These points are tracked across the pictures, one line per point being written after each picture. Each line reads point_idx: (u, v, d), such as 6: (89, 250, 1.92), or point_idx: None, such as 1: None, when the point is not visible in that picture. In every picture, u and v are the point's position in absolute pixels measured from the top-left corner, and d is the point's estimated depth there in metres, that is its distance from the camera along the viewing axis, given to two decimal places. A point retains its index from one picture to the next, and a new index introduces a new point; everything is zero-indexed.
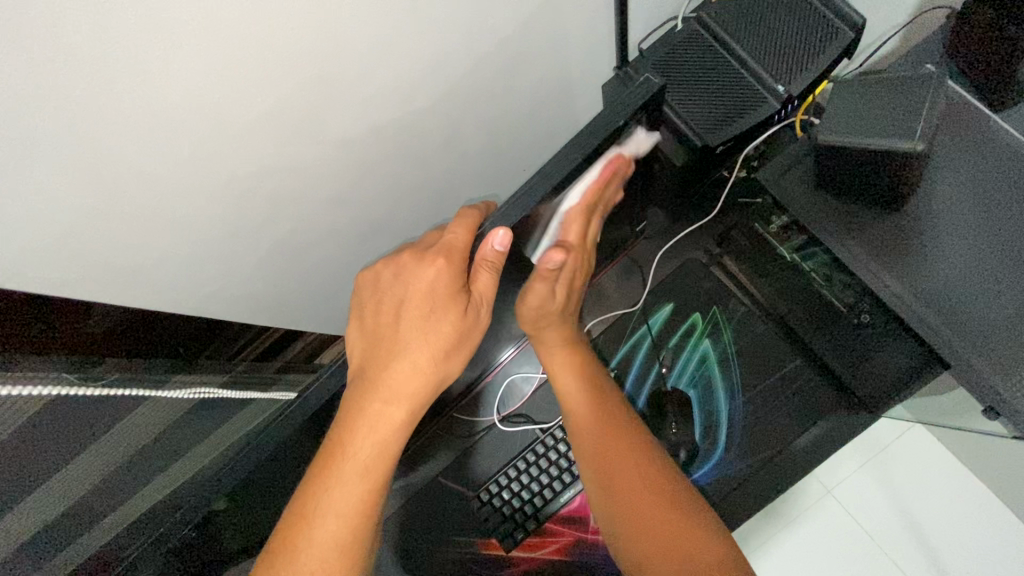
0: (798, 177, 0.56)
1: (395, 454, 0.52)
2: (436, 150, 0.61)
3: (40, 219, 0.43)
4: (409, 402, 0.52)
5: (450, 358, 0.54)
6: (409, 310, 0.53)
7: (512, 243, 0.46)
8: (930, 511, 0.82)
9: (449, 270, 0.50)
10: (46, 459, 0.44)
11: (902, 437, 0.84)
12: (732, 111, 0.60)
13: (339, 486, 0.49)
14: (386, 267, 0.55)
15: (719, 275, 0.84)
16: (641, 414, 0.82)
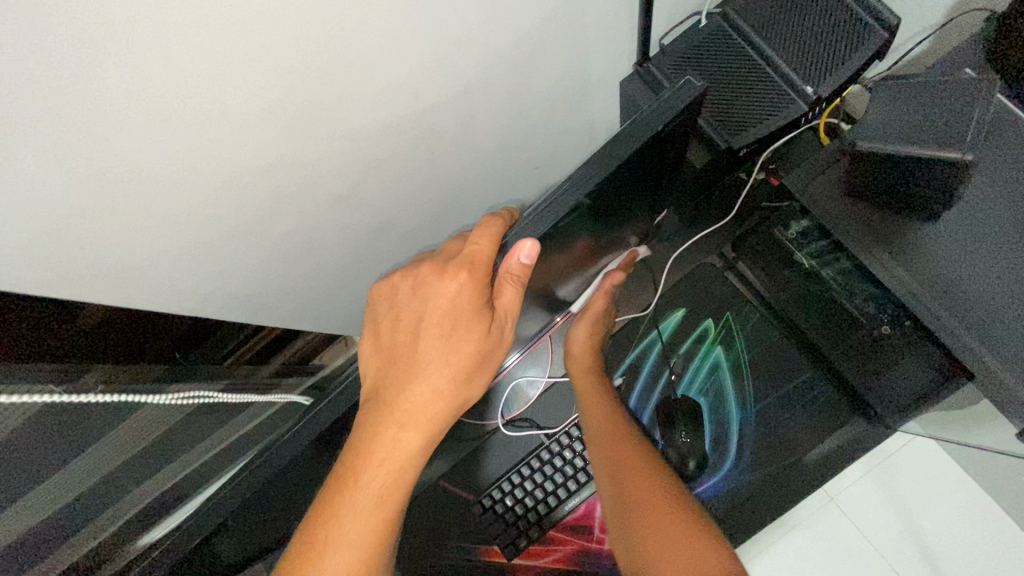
0: (829, 183, 0.53)
1: (411, 481, 0.51)
2: (448, 147, 0.58)
3: (29, 213, 0.40)
4: (426, 428, 0.51)
5: (469, 380, 0.53)
6: (428, 327, 0.50)
7: (540, 255, 0.45)
8: (938, 525, 0.75)
9: (473, 284, 0.48)
10: (44, 462, 0.41)
11: (905, 447, 0.78)
12: (757, 113, 0.58)
13: (354, 515, 0.49)
14: (403, 279, 0.52)
15: (732, 280, 0.81)
16: (650, 422, 0.80)
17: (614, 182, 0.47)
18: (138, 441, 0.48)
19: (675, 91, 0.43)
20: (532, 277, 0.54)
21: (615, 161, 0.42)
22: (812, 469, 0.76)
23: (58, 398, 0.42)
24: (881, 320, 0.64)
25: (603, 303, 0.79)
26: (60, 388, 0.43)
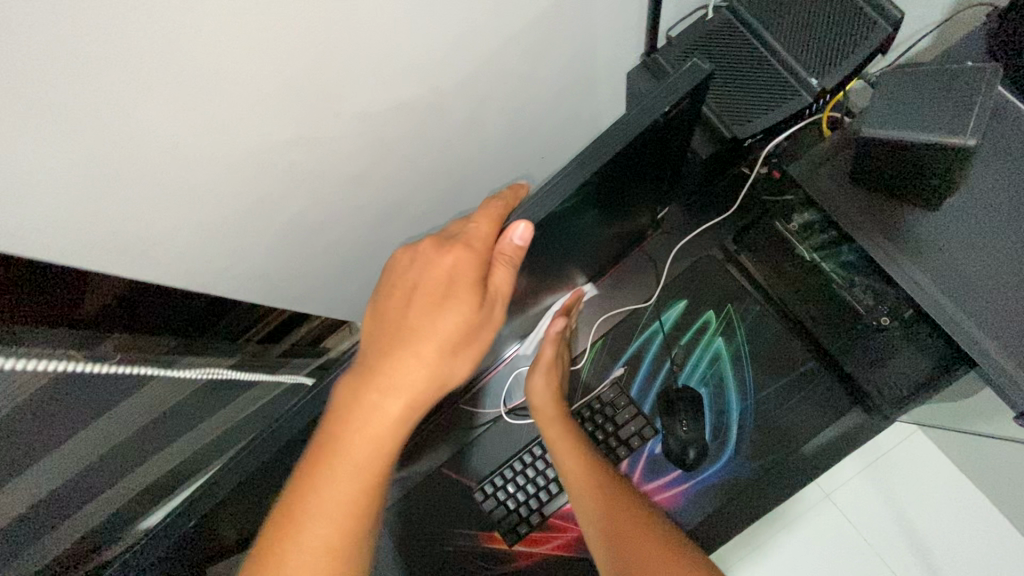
0: (832, 171, 0.54)
1: (391, 454, 0.50)
2: (459, 132, 0.59)
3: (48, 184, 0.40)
4: (407, 396, 0.49)
5: (457, 354, 0.51)
6: (421, 295, 0.49)
7: (533, 238, 0.46)
8: (926, 513, 0.81)
9: (471, 257, 0.48)
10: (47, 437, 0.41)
11: (902, 442, 0.83)
12: (762, 104, 0.59)
13: (332, 486, 0.47)
14: (405, 252, 0.51)
15: (734, 272, 0.83)
16: (651, 411, 0.81)
17: (622, 164, 0.47)
18: (149, 410, 0.49)
19: (685, 73, 0.44)
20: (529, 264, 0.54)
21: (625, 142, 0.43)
22: (810, 459, 0.78)
23: (75, 367, 0.43)
24: (882, 312, 0.66)
25: (552, 350, 0.74)
26: (79, 358, 0.44)
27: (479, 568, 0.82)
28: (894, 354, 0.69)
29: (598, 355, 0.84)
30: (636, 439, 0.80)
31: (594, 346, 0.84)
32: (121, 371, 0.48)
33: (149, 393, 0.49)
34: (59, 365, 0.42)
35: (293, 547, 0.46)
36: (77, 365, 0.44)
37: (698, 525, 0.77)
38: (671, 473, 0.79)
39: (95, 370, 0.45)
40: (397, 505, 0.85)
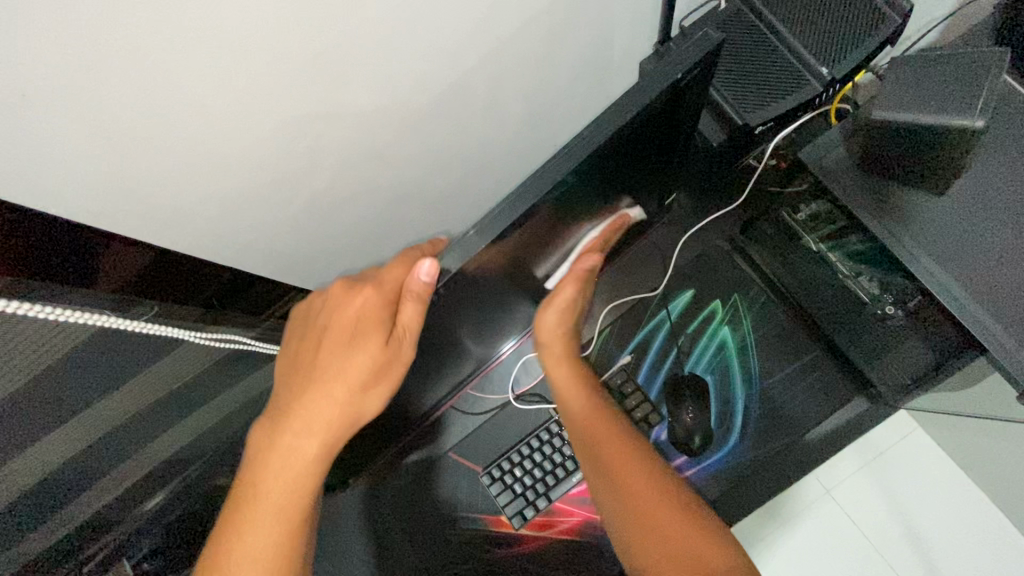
0: (842, 157, 0.55)
1: (311, 489, 0.52)
2: (476, 116, 0.59)
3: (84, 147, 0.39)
4: (322, 433, 0.51)
5: (368, 391, 0.51)
6: (329, 338, 0.50)
7: (443, 271, 0.42)
8: (927, 511, 0.80)
9: (377, 297, 0.48)
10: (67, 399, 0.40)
11: (903, 440, 0.82)
12: (774, 92, 0.60)
13: (254, 527, 0.49)
14: (319, 293, 0.52)
15: (741, 263, 0.84)
16: (656, 398, 0.82)
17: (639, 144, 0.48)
18: (160, 386, 0.49)
19: (697, 42, 0.44)
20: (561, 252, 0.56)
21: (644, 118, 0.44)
22: (812, 446, 0.79)
23: (114, 322, 0.42)
24: (885, 300, 0.66)
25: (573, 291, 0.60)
26: (109, 313, 0.42)
27: (484, 551, 0.83)
28: (901, 342, 0.71)
29: (605, 343, 0.85)
30: (642, 426, 0.80)
31: (601, 334, 0.85)
32: (144, 329, 0.45)
33: (168, 362, 0.49)
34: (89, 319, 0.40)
35: None
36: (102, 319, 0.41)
37: None
38: (676, 459, 0.80)
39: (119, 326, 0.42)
40: (405, 489, 0.86)
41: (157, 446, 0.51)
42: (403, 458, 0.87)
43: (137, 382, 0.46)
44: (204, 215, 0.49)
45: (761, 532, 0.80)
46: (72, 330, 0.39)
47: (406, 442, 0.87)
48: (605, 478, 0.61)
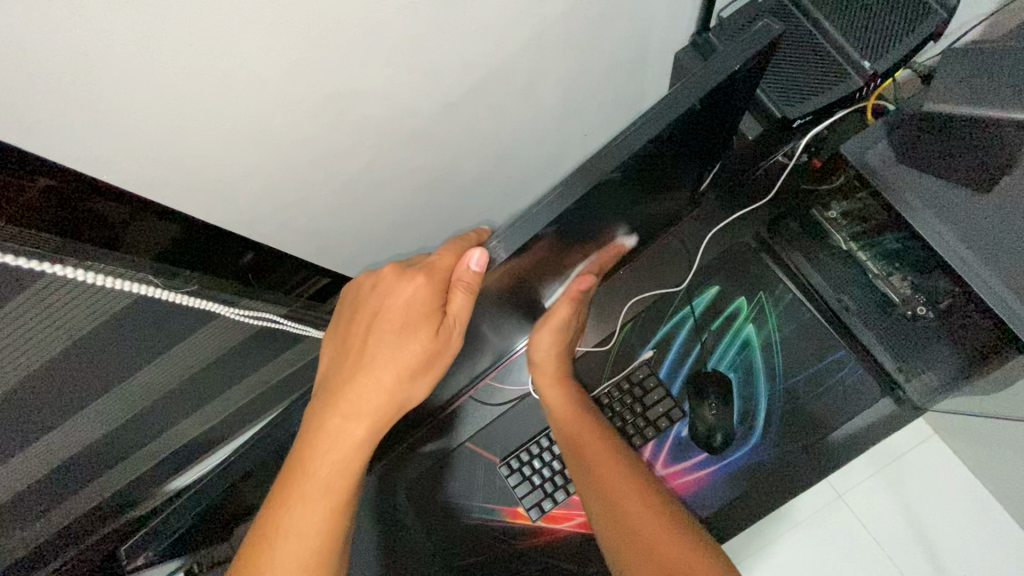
0: (883, 152, 0.55)
1: (357, 470, 0.53)
2: (514, 101, 0.59)
3: (133, 113, 0.38)
4: (370, 417, 0.52)
5: (415, 377, 0.52)
6: (381, 324, 0.50)
7: (492, 260, 0.42)
8: (940, 518, 0.80)
9: (429, 286, 0.47)
10: (105, 368, 0.42)
11: (919, 446, 0.83)
12: (814, 85, 0.60)
13: (303, 503, 0.51)
14: (368, 276, 0.51)
15: (768, 261, 0.83)
16: (679, 393, 0.82)
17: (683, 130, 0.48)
18: (192, 363, 0.50)
19: (755, 35, 0.44)
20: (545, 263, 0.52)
21: (690, 100, 0.43)
22: (837, 448, 0.77)
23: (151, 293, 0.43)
24: (917, 300, 0.67)
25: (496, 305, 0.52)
26: (155, 283, 0.43)
27: (500, 542, 0.83)
28: (933, 342, 0.69)
29: (628, 337, 0.84)
30: (664, 421, 0.80)
31: (624, 328, 0.84)
32: (186, 302, 0.46)
33: (201, 339, 0.49)
34: (135, 289, 0.42)
35: (270, 557, 0.51)
36: (148, 289, 0.43)
37: (721, 509, 0.77)
38: (696, 456, 0.79)
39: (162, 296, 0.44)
40: (420, 477, 0.86)
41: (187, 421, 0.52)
42: (419, 447, 0.86)
43: (169, 358, 0.47)
44: (245, 190, 0.49)
45: (770, 528, 0.82)
46: (108, 299, 0.40)
47: (423, 431, 0.87)
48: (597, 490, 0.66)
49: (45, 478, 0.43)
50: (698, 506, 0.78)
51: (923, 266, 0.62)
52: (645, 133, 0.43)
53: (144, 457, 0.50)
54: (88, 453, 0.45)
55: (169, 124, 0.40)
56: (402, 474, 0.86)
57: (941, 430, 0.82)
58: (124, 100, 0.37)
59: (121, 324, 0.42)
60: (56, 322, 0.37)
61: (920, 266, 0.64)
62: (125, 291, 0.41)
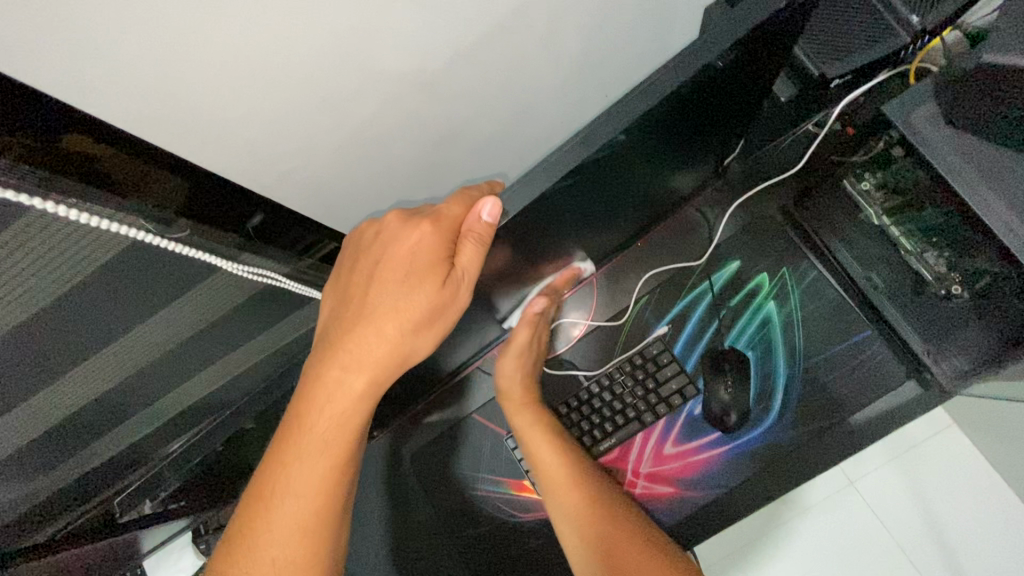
0: (925, 115, 0.53)
1: (358, 426, 0.51)
2: (530, 54, 0.55)
3: (116, 33, 0.35)
4: (370, 370, 0.50)
5: (420, 332, 0.50)
6: (383, 272, 0.48)
7: (504, 212, 0.43)
8: (951, 507, 0.83)
9: (435, 233, 0.45)
10: (100, 318, 0.40)
11: (933, 436, 0.85)
12: (856, 41, 0.58)
13: (301, 460, 0.50)
14: (371, 226, 0.50)
15: (792, 235, 0.80)
16: (693, 369, 0.79)
17: (711, 83, 0.45)
18: (193, 322, 0.49)
19: None
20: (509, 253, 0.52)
21: (713, 54, 0.40)
22: (859, 432, 0.74)
23: (147, 238, 0.41)
24: (953, 278, 0.64)
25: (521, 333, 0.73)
26: (150, 227, 0.41)
27: (506, 513, 0.81)
28: (968, 324, 0.66)
29: (642, 311, 0.82)
30: (677, 398, 0.78)
31: (638, 302, 0.82)
32: (184, 250, 0.44)
33: (200, 295, 0.48)
34: (130, 233, 0.39)
35: (269, 517, 0.50)
36: (143, 233, 0.40)
37: (733, 489, 0.75)
38: (708, 435, 0.77)
39: (156, 242, 0.41)
40: (425, 447, 0.85)
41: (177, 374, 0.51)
42: (424, 417, 0.86)
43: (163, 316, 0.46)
44: (243, 136, 0.47)
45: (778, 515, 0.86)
46: (95, 248, 0.38)
47: (428, 400, 0.86)
48: (585, 531, 0.66)
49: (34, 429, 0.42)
50: (708, 487, 0.76)
51: (965, 241, 0.59)
52: (661, 91, 0.41)
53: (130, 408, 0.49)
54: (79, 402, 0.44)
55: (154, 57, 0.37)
56: (407, 443, 0.86)
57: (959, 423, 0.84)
58: (115, 32, 0.35)
59: (114, 270, 0.40)
60: (39, 267, 0.35)
61: (961, 244, 0.61)
62: (121, 235, 0.39)
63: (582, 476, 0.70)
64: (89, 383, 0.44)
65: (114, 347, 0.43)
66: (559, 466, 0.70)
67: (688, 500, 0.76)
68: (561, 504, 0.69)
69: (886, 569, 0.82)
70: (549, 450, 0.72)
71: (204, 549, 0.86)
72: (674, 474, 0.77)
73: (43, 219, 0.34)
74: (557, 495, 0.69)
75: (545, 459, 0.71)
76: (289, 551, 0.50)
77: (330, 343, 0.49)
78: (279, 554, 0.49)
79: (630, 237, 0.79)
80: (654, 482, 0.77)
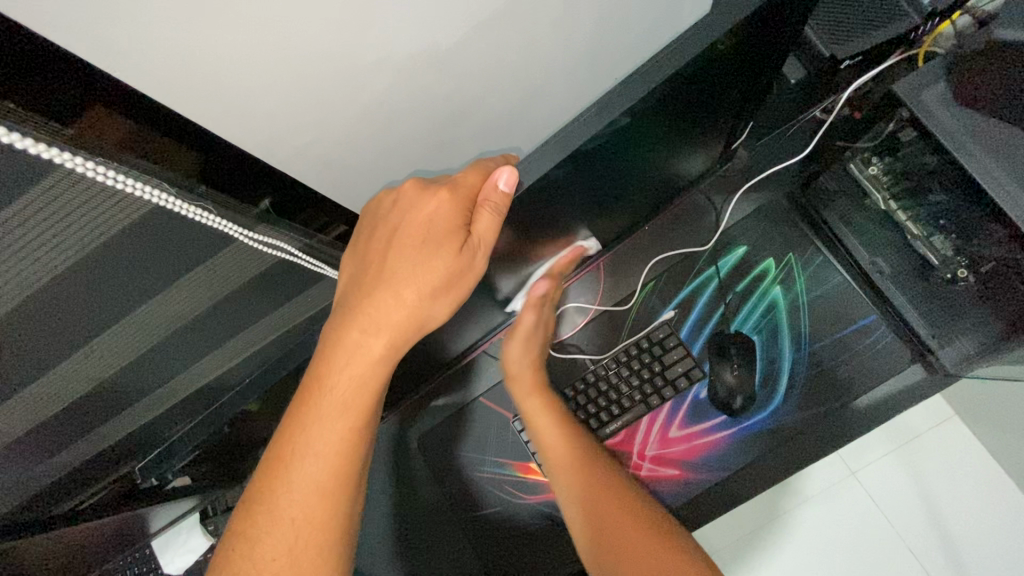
0: (937, 94, 0.53)
1: (376, 390, 0.52)
2: (544, 37, 0.55)
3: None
4: (389, 333, 0.51)
5: (437, 298, 0.51)
6: (400, 240, 0.49)
7: (521, 180, 0.45)
8: (951, 496, 0.83)
9: (452, 201, 0.48)
10: (116, 277, 0.43)
11: (936, 427, 0.86)
12: (871, 21, 0.60)
13: (320, 422, 0.51)
14: (387, 194, 0.51)
15: (799, 220, 0.80)
16: (699, 354, 0.80)
17: (724, 63, 0.46)
18: (213, 294, 0.51)
19: None
20: (521, 226, 0.53)
21: (720, 33, 0.41)
22: (862, 415, 0.74)
23: (166, 202, 0.42)
24: (959, 262, 0.65)
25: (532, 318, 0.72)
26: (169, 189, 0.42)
27: (510, 495, 0.82)
28: (971, 309, 0.67)
29: (648, 297, 0.82)
30: (683, 381, 0.78)
31: (644, 287, 0.82)
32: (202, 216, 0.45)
33: (221, 266, 0.50)
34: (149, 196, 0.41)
35: (287, 479, 0.50)
36: (162, 195, 0.42)
37: (737, 472, 0.76)
38: (713, 418, 0.77)
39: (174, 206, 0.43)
40: (430, 431, 0.85)
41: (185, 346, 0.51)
42: (430, 401, 0.86)
43: (187, 281, 0.48)
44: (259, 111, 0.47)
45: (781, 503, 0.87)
46: (121, 207, 0.40)
47: (434, 384, 0.86)
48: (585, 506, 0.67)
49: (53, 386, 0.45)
50: (713, 470, 0.76)
51: (972, 226, 0.60)
52: (670, 69, 0.42)
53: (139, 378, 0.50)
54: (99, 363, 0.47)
55: (170, 34, 0.36)
56: (413, 427, 0.86)
57: (962, 413, 0.84)
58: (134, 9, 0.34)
59: (135, 234, 0.42)
60: (61, 230, 0.38)
61: (969, 229, 0.61)
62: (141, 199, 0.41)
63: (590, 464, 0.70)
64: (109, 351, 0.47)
65: (133, 317, 0.46)
66: (563, 447, 0.71)
67: (692, 483, 0.76)
68: (563, 480, 0.70)
69: (886, 557, 0.83)
70: (558, 437, 0.72)
71: (212, 529, 0.87)
72: (679, 457, 0.77)
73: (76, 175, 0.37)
74: (568, 484, 0.69)
75: (553, 445, 0.72)
76: (309, 511, 0.50)
77: (346, 309, 0.51)
78: (299, 513, 0.50)
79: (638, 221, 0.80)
80: (659, 465, 0.77)
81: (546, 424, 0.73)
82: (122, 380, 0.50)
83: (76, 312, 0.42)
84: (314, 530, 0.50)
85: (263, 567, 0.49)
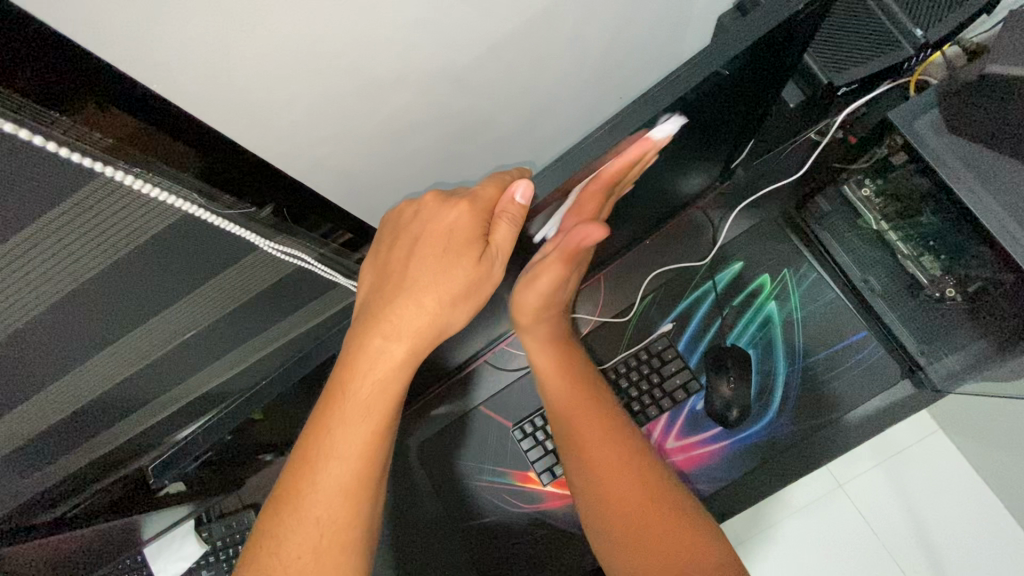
0: (930, 122, 0.56)
1: (397, 394, 0.52)
2: (555, 59, 0.56)
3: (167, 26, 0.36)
4: (411, 340, 0.52)
5: (456, 305, 0.52)
6: (423, 249, 0.51)
7: (535, 194, 0.46)
8: (936, 510, 0.86)
9: (472, 213, 0.50)
10: (132, 286, 0.42)
11: (922, 440, 0.88)
12: (862, 53, 0.63)
13: (343, 424, 0.51)
14: (409, 205, 0.54)
15: (794, 238, 0.83)
16: (696, 366, 0.81)
17: (730, 85, 0.48)
18: (225, 303, 0.50)
19: None
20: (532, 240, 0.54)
21: (729, 57, 0.43)
22: (852, 429, 0.76)
23: (196, 212, 0.42)
24: (948, 283, 0.68)
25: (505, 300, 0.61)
26: (197, 201, 0.42)
27: (508, 503, 0.83)
28: (956, 325, 0.71)
29: (646, 310, 0.84)
30: (681, 392, 0.80)
31: (643, 300, 0.84)
32: (227, 227, 0.45)
33: (235, 274, 0.49)
34: (182, 206, 0.41)
35: (312, 481, 0.51)
36: (191, 207, 0.42)
37: (734, 482, 0.77)
38: (710, 429, 0.79)
39: (203, 217, 0.43)
40: (430, 437, 0.86)
41: (196, 353, 0.52)
42: (430, 409, 0.87)
43: (204, 292, 0.48)
44: (288, 119, 0.47)
45: (771, 514, 0.88)
46: (148, 218, 0.40)
47: (435, 393, 0.87)
48: (593, 466, 0.63)
49: (63, 392, 0.45)
50: (706, 480, 0.77)
51: (960, 247, 0.63)
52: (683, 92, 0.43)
53: (149, 382, 0.50)
54: (106, 369, 0.46)
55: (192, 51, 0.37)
56: (412, 434, 0.87)
57: (947, 428, 0.87)
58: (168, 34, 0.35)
59: (161, 242, 0.42)
60: (85, 243, 0.37)
61: (958, 252, 0.64)
62: (174, 208, 0.41)
63: (602, 422, 0.65)
64: (120, 360, 0.46)
65: (148, 327, 0.46)
66: (569, 399, 0.66)
67: (689, 494, 0.77)
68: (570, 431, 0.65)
69: (872, 568, 0.85)
70: (568, 395, 0.66)
71: (206, 535, 0.87)
72: (676, 468, 0.78)
73: (110, 184, 0.36)
74: (581, 440, 0.64)
75: (561, 403, 0.66)
76: (333, 511, 0.50)
77: (367, 316, 0.52)
78: (323, 513, 0.50)
79: (639, 235, 0.82)
80: None
81: (556, 381, 0.66)
82: (131, 388, 0.49)
83: (94, 321, 0.42)
84: (340, 528, 0.51)
85: (288, 566, 0.49)
